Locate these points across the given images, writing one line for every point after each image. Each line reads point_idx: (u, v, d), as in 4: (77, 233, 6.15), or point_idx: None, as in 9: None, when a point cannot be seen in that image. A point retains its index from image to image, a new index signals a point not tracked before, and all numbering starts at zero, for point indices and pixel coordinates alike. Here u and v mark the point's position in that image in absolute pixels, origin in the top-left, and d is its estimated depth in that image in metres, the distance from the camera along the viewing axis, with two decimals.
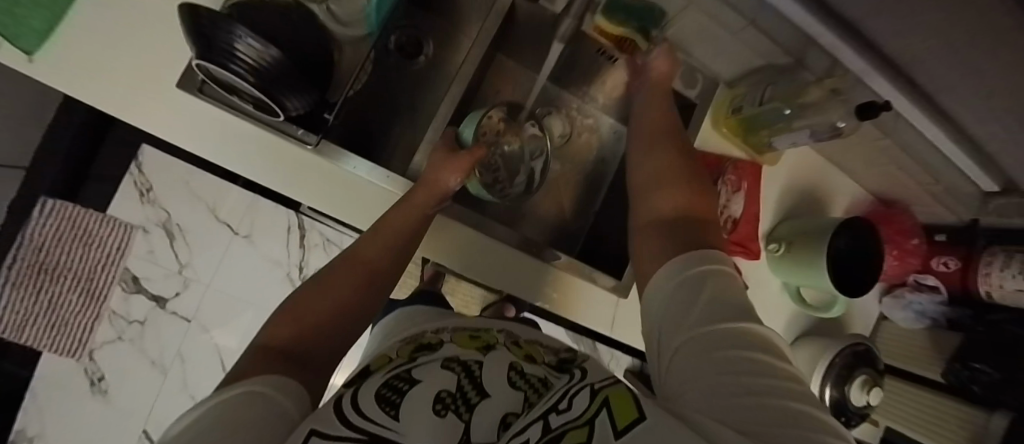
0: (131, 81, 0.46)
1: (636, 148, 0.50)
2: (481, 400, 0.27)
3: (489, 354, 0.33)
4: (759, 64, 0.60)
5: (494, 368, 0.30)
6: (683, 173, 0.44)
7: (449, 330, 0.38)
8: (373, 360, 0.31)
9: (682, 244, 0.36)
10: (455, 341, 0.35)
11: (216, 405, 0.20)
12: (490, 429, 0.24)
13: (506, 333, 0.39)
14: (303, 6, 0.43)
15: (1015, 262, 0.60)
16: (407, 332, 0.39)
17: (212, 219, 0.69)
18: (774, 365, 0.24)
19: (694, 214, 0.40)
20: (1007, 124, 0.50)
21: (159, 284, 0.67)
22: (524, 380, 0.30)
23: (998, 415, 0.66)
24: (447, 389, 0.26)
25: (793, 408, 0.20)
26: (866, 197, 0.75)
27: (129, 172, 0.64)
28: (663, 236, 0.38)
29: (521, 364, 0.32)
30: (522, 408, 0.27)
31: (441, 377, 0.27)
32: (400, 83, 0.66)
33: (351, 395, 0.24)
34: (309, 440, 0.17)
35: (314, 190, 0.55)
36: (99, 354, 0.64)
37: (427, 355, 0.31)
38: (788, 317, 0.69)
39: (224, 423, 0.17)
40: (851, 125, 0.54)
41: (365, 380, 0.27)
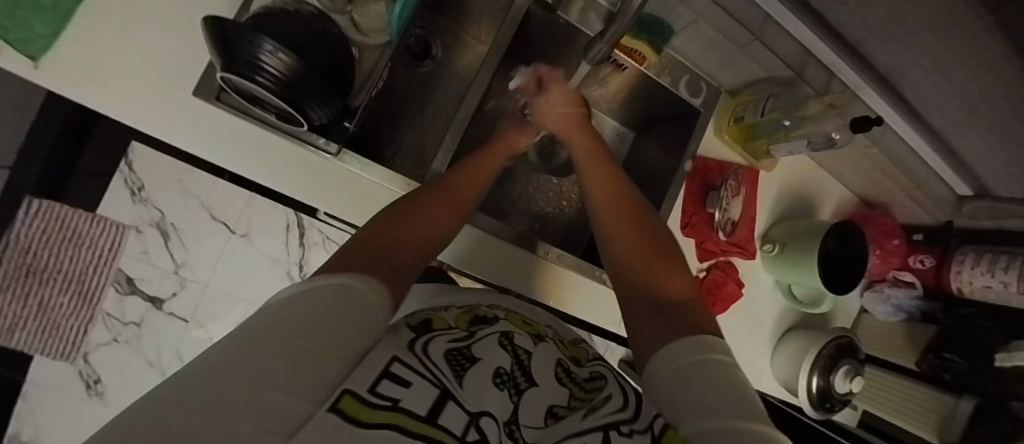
0: (144, 88, 0.45)
1: (593, 209, 0.49)
2: (530, 387, 0.32)
3: (539, 344, 0.37)
4: (764, 76, 0.64)
5: (544, 361, 0.35)
6: (635, 229, 0.45)
7: (502, 308, 0.41)
8: (434, 319, 0.35)
9: (659, 310, 0.37)
10: (507, 320, 0.39)
11: (311, 295, 0.23)
12: (538, 416, 0.31)
13: (552, 328, 0.43)
14: (326, 16, 0.43)
15: (984, 260, 0.67)
16: (463, 299, 0.41)
17: (207, 218, 0.63)
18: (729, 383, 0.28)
19: (660, 274, 0.41)
20: (984, 133, 0.57)
21: (155, 284, 0.61)
22: (569, 378, 0.36)
23: (965, 400, 0.72)
24: (505, 367, 0.32)
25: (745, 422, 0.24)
26: (853, 198, 0.79)
27: (120, 170, 0.59)
28: (636, 317, 0.38)
29: (568, 363, 0.38)
30: (569, 403, 0.33)
31: (499, 355, 0.33)
32: (408, 85, 0.66)
33: (425, 342, 0.30)
34: (382, 383, 0.23)
35: (332, 192, 0.54)
36: (95, 356, 0.58)
37: (484, 328, 0.35)
38: (778, 312, 0.74)
39: (309, 342, 0.21)
40: (844, 136, 0.60)
41: (432, 335, 0.32)
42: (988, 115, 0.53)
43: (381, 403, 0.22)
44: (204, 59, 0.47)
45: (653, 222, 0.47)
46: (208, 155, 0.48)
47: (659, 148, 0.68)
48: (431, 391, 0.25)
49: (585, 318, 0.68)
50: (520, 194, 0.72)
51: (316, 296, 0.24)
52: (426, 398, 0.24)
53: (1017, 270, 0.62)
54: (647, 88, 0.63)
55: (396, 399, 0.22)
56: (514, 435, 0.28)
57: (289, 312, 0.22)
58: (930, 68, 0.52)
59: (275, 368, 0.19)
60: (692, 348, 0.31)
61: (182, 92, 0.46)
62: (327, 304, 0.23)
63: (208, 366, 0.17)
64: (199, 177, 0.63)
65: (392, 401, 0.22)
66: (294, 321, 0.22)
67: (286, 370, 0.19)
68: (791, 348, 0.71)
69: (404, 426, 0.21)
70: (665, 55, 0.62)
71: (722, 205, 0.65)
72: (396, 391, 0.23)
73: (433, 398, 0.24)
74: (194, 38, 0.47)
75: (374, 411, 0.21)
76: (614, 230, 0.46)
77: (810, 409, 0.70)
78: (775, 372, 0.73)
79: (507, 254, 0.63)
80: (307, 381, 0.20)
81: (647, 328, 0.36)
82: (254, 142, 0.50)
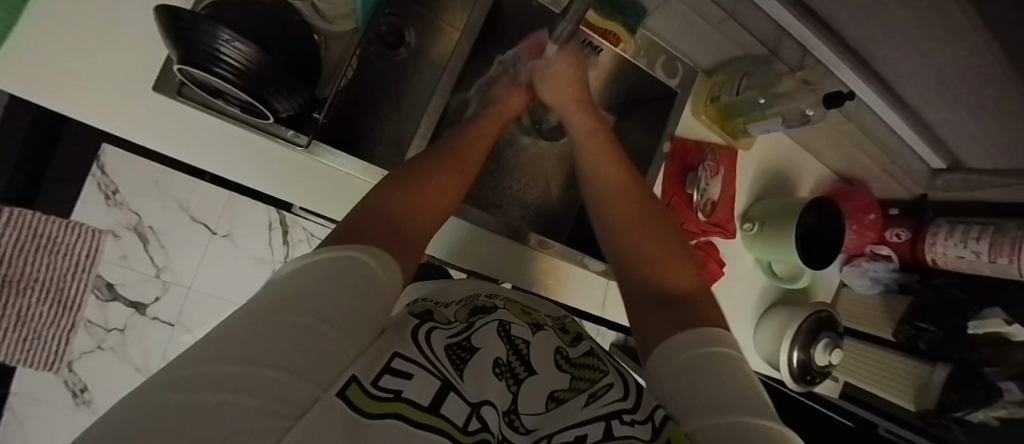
0: (102, 86, 0.43)
1: (590, 192, 0.49)
2: (528, 376, 0.31)
3: (537, 332, 0.36)
4: (739, 54, 0.64)
5: (542, 349, 0.34)
6: (638, 213, 0.44)
7: (501, 297, 0.40)
8: (433, 311, 0.34)
9: (663, 302, 0.36)
10: (508, 309, 0.37)
11: (297, 281, 0.23)
12: (539, 402, 0.30)
13: (553, 317, 0.42)
14: (287, 3, 0.42)
15: (957, 231, 0.68)
16: (461, 293, 0.41)
17: (184, 219, 0.66)
18: (728, 361, 0.29)
19: (663, 263, 0.40)
20: (954, 106, 0.57)
21: (134, 290, 0.65)
22: (571, 364, 0.34)
23: (940, 367, 0.75)
24: (503, 358, 0.31)
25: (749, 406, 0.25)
26: (832, 175, 0.80)
27: (92, 174, 0.62)
28: (645, 310, 0.37)
29: (566, 348, 0.36)
30: (569, 387, 0.31)
31: (498, 345, 0.32)
32: (381, 73, 0.64)
33: (427, 334, 0.29)
34: (384, 376, 0.23)
35: (312, 190, 0.54)
36: (79, 363, 0.63)
37: (483, 318, 0.34)
38: (760, 290, 0.75)
39: (298, 333, 0.20)
40: (818, 112, 0.60)
41: (429, 327, 0.31)
42: (956, 88, 0.54)
43: (384, 395, 0.21)
44: (164, 53, 0.45)
45: (646, 194, 0.47)
46: (179, 154, 0.48)
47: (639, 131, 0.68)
48: (432, 380, 0.24)
49: (572, 301, 0.69)
50: (502, 182, 0.71)
51: (327, 276, 0.24)
52: (428, 387, 0.23)
53: (988, 240, 0.63)
54: (625, 70, 0.63)
55: (399, 390, 0.22)
56: (513, 423, 0.27)
57: (299, 293, 0.22)
58: (900, 45, 0.53)
59: (280, 351, 0.19)
60: (693, 343, 0.31)
61: (141, 86, 0.45)
62: (336, 284, 0.23)
63: (214, 349, 0.17)
64: (173, 180, 0.65)
65: (396, 392, 0.22)
66: (300, 301, 0.22)
67: (291, 352, 0.19)
68: (772, 324, 0.72)
69: (409, 417, 0.21)
70: (641, 36, 0.61)
71: (700, 185, 0.66)
72: (399, 382, 0.22)
73: (434, 390, 0.23)
74: (151, 31, 0.44)
75: (383, 402, 0.21)
76: (614, 214, 0.46)
77: (792, 383, 0.72)
78: (758, 348, 0.74)
79: (486, 241, 0.62)
80: (314, 362, 0.19)
81: (652, 320, 0.35)
82: (223, 138, 0.49)
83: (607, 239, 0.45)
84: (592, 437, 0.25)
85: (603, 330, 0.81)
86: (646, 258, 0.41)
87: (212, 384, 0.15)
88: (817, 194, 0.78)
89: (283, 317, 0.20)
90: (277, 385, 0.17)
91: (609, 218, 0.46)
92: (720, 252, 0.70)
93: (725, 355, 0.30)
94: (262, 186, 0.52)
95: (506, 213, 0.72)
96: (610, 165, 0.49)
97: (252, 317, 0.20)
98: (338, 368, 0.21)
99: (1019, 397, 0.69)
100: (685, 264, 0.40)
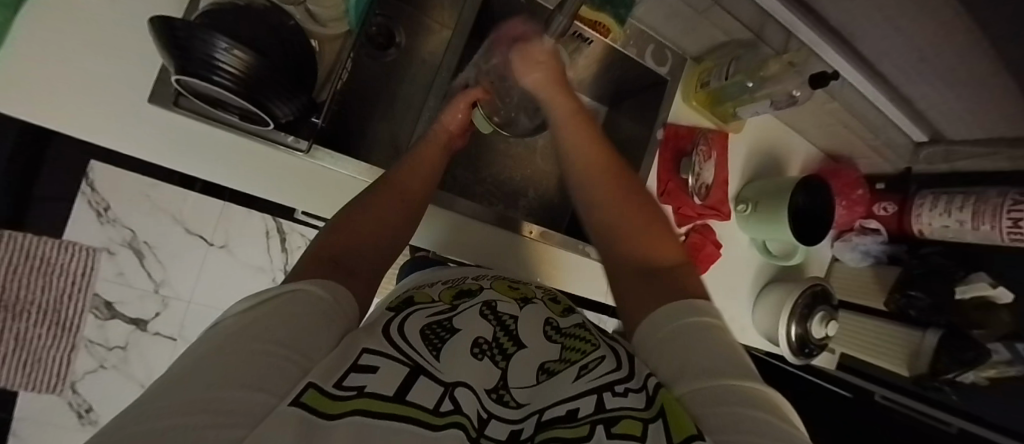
0: (93, 99, 0.43)
1: (580, 178, 0.49)
2: (517, 351, 0.31)
3: (525, 306, 0.36)
4: (725, 40, 0.65)
5: (530, 324, 0.34)
6: (624, 201, 0.46)
7: (488, 278, 0.41)
8: (415, 296, 0.34)
9: (652, 278, 0.39)
10: (494, 288, 0.38)
11: (248, 311, 0.22)
12: (529, 376, 0.29)
13: (543, 289, 0.42)
14: (280, 8, 0.42)
15: (942, 201, 0.71)
16: (449, 275, 0.41)
17: (179, 231, 0.67)
18: (713, 329, 0.32)
19: (651, 241, 0.42)
20: (935, 82, 0.59)
21: (134, 307, 0.66)
22: (560, 334, 0.34)
23: (931, 333, 0.78)
24: (483, 337, 0.30)
25: (734, 377, 0.27)
26: (819, 154, 0.82)
27: (81, 191, 0.61)
28: (636, 288, 0.39)
29: (556, 319, 0.36)
30: (559, 358, 0.31)
31: (481, 325, 0.31)
32: (372, 74, 0.64)
33: (401, 321, 0.28)
34: (348, 375, 0.20)
35: (297, 192, 0.54)
36: (82, 384, 0.65)
37: (467, 301, 0.34)
38: (757, 270, 0.77)
39: (242, 360, 0.19)
40: (804, 93, 0.62)
41: (411, 312, 0.30)
42: (935, 65, 0.56)
43: (346, 394, 0.18)
44: (156, 64, 0.45)
45: (638, 179, 0.48)
46: (174, 166, 0.47)
47: (632, 121, 0.69)
48: (400, 370, 0.22)
49: (574, 289, 0.70)
50: (499, 177, 0.72)
51: (272, 307, 0.23)
52: (394, 378, 0.20)
53: (971, 208, 0.66)
54: (615, 60, 0.63)
55: (361, 386, 0.19)
56: (502, 399, 0.26)
57: (243, 327, 0.21)
58: (882, 24, 0.54)
59: (229, 375, 0.17)
60: (676, 315, 0.33)
61: (137, 99, 0.44)
62: (281, 312, 0.23)
63: (168, 391, 0.16)
64: (166, 193, 0.65)
65: (358, 389, 0.19)
66: (249, 331, 0.21)
67: (242, 375, 0.18)
68: (770, 301, 0.74)
69: (371, 410, 0.18)
70: (629, 26, 0.62)
71: (696, 170, 0.67)
72: (362, 378, 0.20)
73: (403, 376, 0.21)
74: (144, 43, 0.44)
75: (340, 403, 0.17)
76: (601, 201, 0.46)
77: (791, 357, 0.75)
78: (756, 325, 0.77)
79: (485, 234, 0.63)
80: (266, 377, 0.18)
81: (640, 294, 0.38)
82: (210, 145, 0.48)
83: (593, 225, 0.47)
84: (583, 411, 0.23)
85: (606, 318, 0.83)
86: (630, 247, 0.42)
87: (158, 423, 0.14)
88: (806, 173, 0.80)
89: (229, 348, 0.19)
90: (227, 402, 0.16)
91: (595, 205, 0.47)
92: (717, 234, 0.72)
93: (709, 322, 0.33)
94: (247, 189, 0.51)
95: (503, 206, 0.73)
96: (592, 153, 0.49)
97: (196, 359, 0.19)
98: (292, 381, 0.19)
99: (1007, 357, 0.74)
100: (672, 251, 0.42)
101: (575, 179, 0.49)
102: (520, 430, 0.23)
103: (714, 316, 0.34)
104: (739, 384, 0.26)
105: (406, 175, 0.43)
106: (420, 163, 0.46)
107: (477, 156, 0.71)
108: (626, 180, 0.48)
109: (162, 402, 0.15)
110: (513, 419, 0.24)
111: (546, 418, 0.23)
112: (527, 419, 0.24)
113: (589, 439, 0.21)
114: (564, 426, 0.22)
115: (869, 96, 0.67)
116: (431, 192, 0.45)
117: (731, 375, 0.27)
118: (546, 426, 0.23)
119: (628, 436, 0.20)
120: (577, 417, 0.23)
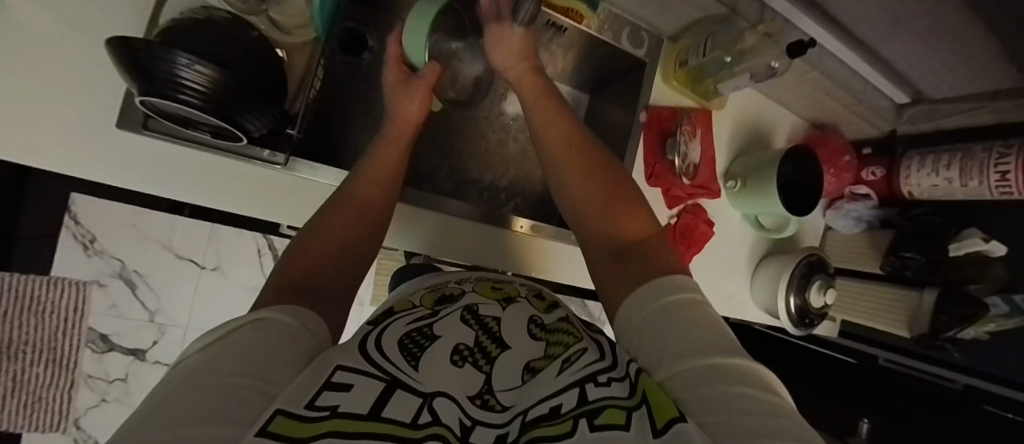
0: (56, 130, 0.42)
1: (552, 164, 0.47)
2: (501, 353, 0.30)
3: (509, 306, 0.35)
4: (700, 16, 0.64)
5: (515, 324, 0.33)
6: (598, 177, 0.45)
7: (471, 281, 0.40)
8: (396, 305, 0.34)
9: (627, 257, 0.39)
10: (476, 291, 0.37)
11: (205, 350, 0.21)
12: (513, 378, 0.29)
13: (527, 286, 0.41)
14: (241, 20, 0.41)
15: (929, 161, 0.70)
16: (433, 280, 0.41)
17: (172, 258, 0.76)
18: (689, 304, 0.32)
19: (623, 216, 0.42)
20: (911, 41, 0.59)
21: (130, 338, 0.77)
22: (545, 331, 0.33)
23: (929, 291, 0.79)
24: (464, 343, 0.29)
25: (723, 361, 0.26)
26: (804, 124, 0.82)
27: (67, 225, 0.70)
28: (610, 269, 0.39)
29: (540, 316, 0.36)
30: (545, 355, 0.30)
31: (462, 331, 0.31)
32: (345, 81, 0.62)
33: (378, 335, 0.28)
34: (321, 395, 0.19)
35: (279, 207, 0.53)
36: (84, 419, 0.77)
37: (448, 306, 0.34)
38: (751, 245, 0.77)
39: (198, 396, 0.17)
40: (783, 63, 0.61)
41: (390, 321, 0.30)
42: (911, 23, 0.55)
43: (317, 416, 0.17)
44: (121, 89, 0.43)
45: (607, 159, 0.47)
46: (149, 190, 0.47)
47: (615, 107, 0.69)
48: (374, 386, 0.21)
49: (569, 280, 0.70)
50: (486, 174, 0.72)
51: (231, 340, 0.22)
52: (368, 398, 0.20)
53: (957, 165, 0.66)
54: (590, 47, 0.63)
55: (335, 406, 0.18)
56: (488, 404, 0.25)
57: (202, 366, 0.20)
58: None
59: (192, 410, 0.16)
60: (658, 292, 0.33)
61: (104, 126, 0.43)
62: (239, 343, 0.22)
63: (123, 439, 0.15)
64: (150, 220, 0.74)
65: (331, 409, 0.18)
66: (212, 365, 0.20)
67: (205, 408, 0.16)
68: (768, 274, 0.74)
69: (343, 430, 0.17)
70: (602, 10, 0.61)
71: (681, 150, 0.66)
72: (334, 398, 0.19)
73: (378, 393, 0.20)
74: (105, 67, 0.43)
75: (307, 423, 0.16)
76: (573, 189, 0.46)
77: (791, 328, 0.75)
78: (755, 300, 0.77)
79: (476, 233, 0.63)
80: (227, 408, 0.17)
81: (614, 274, 0.38)
82: (180, 169, 0.47)
83: (570, 209, 0.46)
84: (567, 406, 0.23)
85: None
86: (608, 234, 0.42)
87: None
88: (792, 143, 0.80)
89: (187, 388, 0.18)
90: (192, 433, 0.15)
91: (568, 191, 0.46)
92: (708, 213, 0.72)
93: (688, 298, 0.32)
94: (226, 208, 0.51)
95: (493, 203, 0.72)
96: (563, 136, 0.47)
97: (145, 410, 0.17)
98: (257, 408, 0.18)
99: None
100: (649, 227, 0.42)
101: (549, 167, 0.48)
102: (507, 433, 0.23)
103: (690, 291, 0.33)
104: (723, 363, 0.26)
105: (374, 172, 0.43)
106: (377, 174, 0.44)
107: (459, 157, 0.70)
108: (596, 156, 0.47)
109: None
110: (499, 423, 0.24)
111: (530, 418, 0.23)
112: (512, 421, 0.24)
113: (573, 434, 0.20)
114: (548, 422, 0.22)
115: (848, 63, 0.66)
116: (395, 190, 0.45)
117: (715, 352, 0.27)
118: (530, 425, 0.22)
119: (613, 425, 0.20)
120: (561, 413, 0.22)
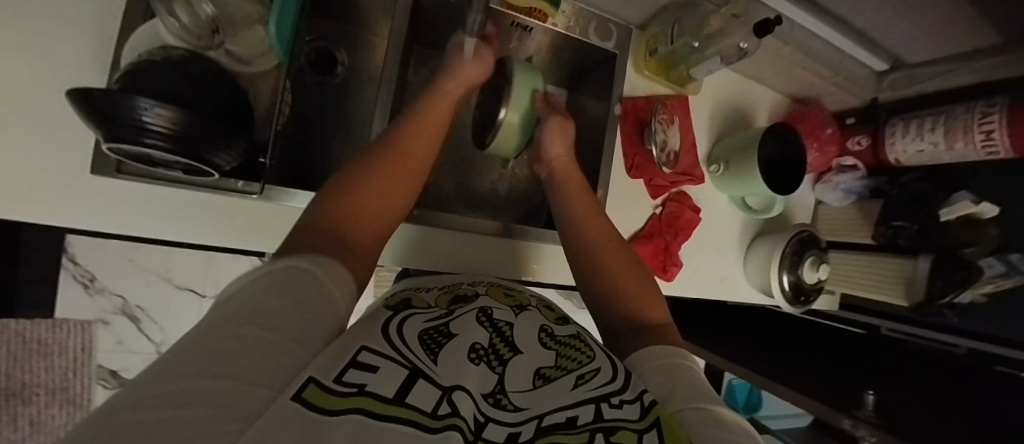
0: (24, 183, 0.42)
1: (568, 220, 0.51)
2: (514, 356, 0.30)
3: (521, 313, 0.35)
4: (665, 3, 0.64)
5: (526, 329, 0.33)
6: (621, 252, 0.47)
7: (484, 284, 0.41)
8: (413, 300, 0.34)
9: (638, 335, 0.40)
10: (489, 294, 0.38)
11: (238, 293, 0.24)
12: (524, 380, 0.28)
13: (537, 298, 0.41)
14: (202, 57, 0.41)
15: (913, 127, 0.70)
16: (444, 282, 0.41)
17: (172, 288, 0.79)
18: (687, 366, 0.35)
19: (637, 296, 0.44)
20: (881, 8, 0.57)
21: (137, 371, 0.81)
22: (555, 341, 0.33)
23: (923, 258, 0.77)
24: (481, 342, 0.30)
25: (717, 410, 0.29)
26: (784, 100, 0.82)
27: (66, 268, 0.74)
28: (616, 337, 0.41)
29: (552, 326, 0.35)
30: (555, 364, 0.30)
31: (476, 331, 0.31)
32: (320, 101, 0.63)
33: (399, 325, 0.29)
34: (348, 372, 0.21)
35: (262, 234, 0.53)
36: None
37: (463, 306, 0.34)
38: (740, 227, 0.76)
39: (234, 346, 0.19)
40: (753, 43, 0.60)
41: (407, 315, 0.31)
42: None
43: (347, 390, 0.19)
44: (84, 135, 0.43)
45: (625, 247, 0.49)
46: (129, 232, 0.47)
47: (591, 99, 0.69)
48: (399, 373, 0.22)
49: (553, 281, 0.69)
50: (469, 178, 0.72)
51: (263, 287, 0.24)
52: (393, 381, 0.21)
53: (941, 129, 0.65)
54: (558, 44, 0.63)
55: (362, 384, 0.20)
56: (500, 403, 0.25)
57: (237, 310, 0.22)
58: None
59: (226, 362, 0.18)
60: (664, 354, 0.36)
61: (72, 174, 0.43)
62: (264, 290, 0.24)
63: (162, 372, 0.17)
64: (145, 253, 0.77)
65: (359, 386, 0.20)
66: (240, 314, 0.22)
67: (237, 359, 0.19)
68: (758, 256, 0.74)
69: (371, 410, 0.18)
70: (567, 6, 0.61)
71: (659, 138, 0.65)
72: (362, 376, 0.21)
73: (402, 379, 0.22)
74: (66, 115, 0.43)
75: (343, 397, 0.19)
76: (591, 252, 0.47)
77: (787, 306, 0.75)
78: (749, 282, 0.77)
79: (461, 241, 0.63)
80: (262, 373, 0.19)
81: (620, 344, 0.40)
82: (160, 201, 0.47)
83: (580, 275, 0.48)
84: (583, 418, 0.23)
85: None
86: (621, 311, 0.43)
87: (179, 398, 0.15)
88: (773, 120, 0.80)
89: (226, 332, 0.20)
90: (229, 396, 0.17)
91: (582, 253, 0.48)
92: (693, 199, 0.72)
93: (686, 361, 0.35)
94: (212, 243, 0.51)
95: (481, 207, 0.73)
96: (588, 207, 0.52)
97: (179, 346, 0.19)
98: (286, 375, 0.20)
99: (1000, 270, 0.73)
100: (663, 316, 0.42)
101: (568, 235, 0.50)
102: (519, 431, 0.22)
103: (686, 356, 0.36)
104: (715, 409, 0.29)
105: (408, 166, 0.40)
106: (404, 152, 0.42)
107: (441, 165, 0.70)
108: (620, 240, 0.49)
109: (142, 395, 0.15)
110: (510, 421, 0.23)
111: (546, 422, 0.23)
112: (526, 422, 0.23)
113: None
114: (564, 431, 0.22)
115: (824, 36, 0.65)
116: (427, 181, 0.43)
117: (710, 402, 0.30)
118: (546, 430, 0.22)
119: None
120: (577, 424, 0.23)
